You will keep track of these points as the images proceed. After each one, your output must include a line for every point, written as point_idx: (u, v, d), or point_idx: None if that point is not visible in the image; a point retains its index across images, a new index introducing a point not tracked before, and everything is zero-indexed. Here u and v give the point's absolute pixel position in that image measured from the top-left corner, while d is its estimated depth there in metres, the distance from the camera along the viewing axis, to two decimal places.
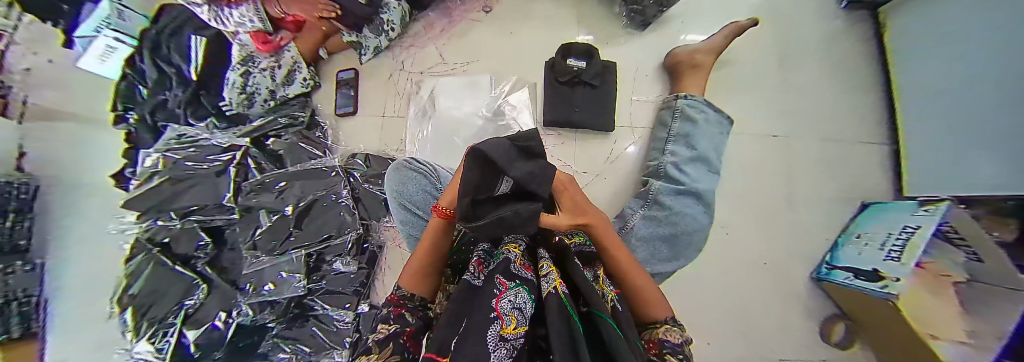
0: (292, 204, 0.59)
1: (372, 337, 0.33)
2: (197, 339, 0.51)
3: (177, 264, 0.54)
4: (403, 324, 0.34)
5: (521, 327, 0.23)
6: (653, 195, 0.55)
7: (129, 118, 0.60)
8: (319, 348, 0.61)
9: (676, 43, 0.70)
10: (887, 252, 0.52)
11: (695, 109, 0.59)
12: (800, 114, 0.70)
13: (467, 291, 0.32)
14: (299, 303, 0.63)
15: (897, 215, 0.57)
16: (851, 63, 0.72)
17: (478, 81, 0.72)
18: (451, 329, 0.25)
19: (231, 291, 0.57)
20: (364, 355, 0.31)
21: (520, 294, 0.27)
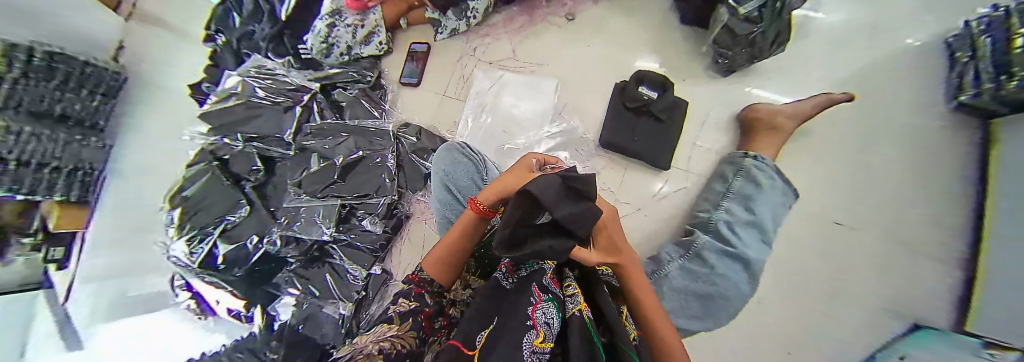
0: (343, 155, 0.62)
1: (393, 309, 0.33)
2: (227, 253, 0.55)
3: (228, 181, 0.58)
4: (421, 303, 0.34)
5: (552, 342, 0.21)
6: (696, 248, 0.52)
7: (216, 39, 0.74)
8: (326, 294, 0.62)
9: (752, 96, 0.67)
10: None
11: (763, 173, 0.54)
12: (874, 202, 0.61)
13: (494, 288, 0.30)
14: (321, 247, 0.65)
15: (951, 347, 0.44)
16: (944, 156, 0.58)
17: (543, 86, 0.73)
18: (477, 326, 0.23)
19: (267, 220, 0.58)
20: (385, 324, 0.31)
21: (550, 307, 0.24)
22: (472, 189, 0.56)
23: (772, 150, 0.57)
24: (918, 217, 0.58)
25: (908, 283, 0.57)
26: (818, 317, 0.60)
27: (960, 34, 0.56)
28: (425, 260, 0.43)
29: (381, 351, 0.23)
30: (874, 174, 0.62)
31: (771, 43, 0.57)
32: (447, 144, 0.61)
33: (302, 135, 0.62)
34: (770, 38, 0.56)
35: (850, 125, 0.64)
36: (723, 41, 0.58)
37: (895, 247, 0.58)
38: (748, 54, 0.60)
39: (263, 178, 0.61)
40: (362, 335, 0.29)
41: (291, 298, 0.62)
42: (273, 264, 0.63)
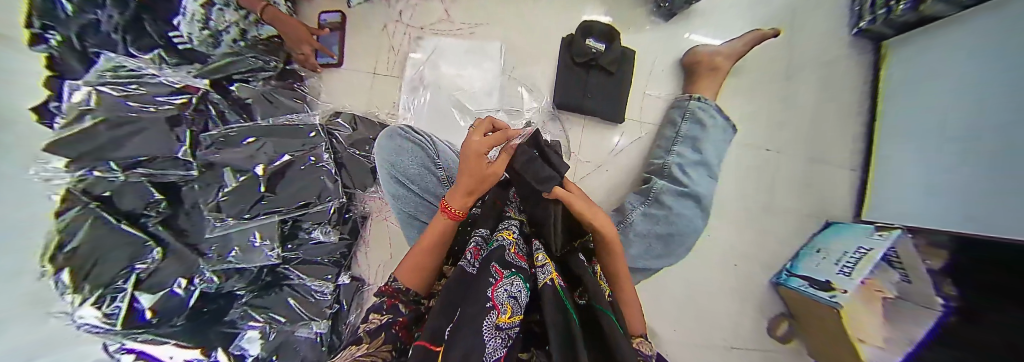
0: (265, 163, 0.51)
1: (359, 328, 0.30)
2: (152, 305, 0.43)
3: (121, 222, 0.43)
4: (395, 314, 0.32)
5: (517, 315, 0.23)
6: (654, 193, 0.55)
7: (50, 40, 0.38)
8: (294, 318, 0.58)
9: (694, 36, 0.67)
10: (841, 267, 0.53)
11: (706, 112, 0.57)
12: (797, 123, 0.68)
13: (460, 276, 0.28)
14: (272, 271, 0.60)
15: (850, 237, 0.57)
16: (851, 75, 0.67)
17: (486, 49, 0.66)
18: (446, 316, 0.23)
19: (190, 255, 0.49)
20: (353, 345, 0.28)
21: (516, 283, 0.25)
22: (426, 178, 0.52)
23: (713, 90, 0.60)
24: (835, 131, 0.67)
25: (822, 189, 0.67)
26: (757, 233, 0.68)
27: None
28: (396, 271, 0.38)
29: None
30: (800, 98, 0.68)
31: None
32: (389, 131, 0.53)
33: (204, 149, 0.50)
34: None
35: (785, 54, 0.68)
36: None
37: (813, 160, 0.67)
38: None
39: (168, 210, 0.49)
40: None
41: (254, 331, 0.56)
42: (220, 301, 0.55)
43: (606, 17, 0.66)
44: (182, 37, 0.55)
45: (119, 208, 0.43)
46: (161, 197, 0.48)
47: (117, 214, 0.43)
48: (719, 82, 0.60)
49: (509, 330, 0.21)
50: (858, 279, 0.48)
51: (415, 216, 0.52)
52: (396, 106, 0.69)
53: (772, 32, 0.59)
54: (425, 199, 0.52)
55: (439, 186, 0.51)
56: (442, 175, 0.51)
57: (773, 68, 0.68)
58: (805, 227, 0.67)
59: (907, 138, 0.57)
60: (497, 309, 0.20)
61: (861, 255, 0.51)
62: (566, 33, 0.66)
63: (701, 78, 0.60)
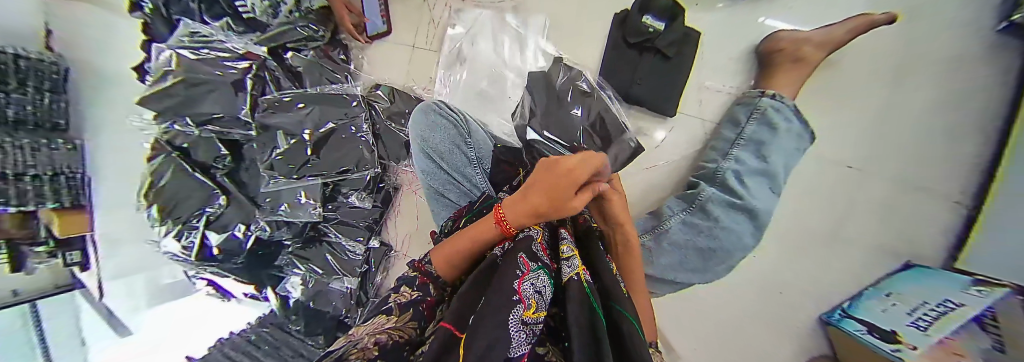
0: (310, 129, 0.55)
1: (391, 301, 0.32)
2: (219, 244, 0.54)
3: (196, 172, 0.54)
4: (425, 292, 0.32)
5: (543, 311, 0.19)
6: (700, 201, 0.50)
7: (144, 7, 0.54)
8: (329, 272, 0.64)
9: (777, 19, 0.56)
10: (915, 318, 0.43)
11: (779, 114, 0.49)
12: (898, 137, 0.55)
13: (486, 268, 0.27)
14: (314, 227, 0.64)
15: (942, 285, 0.46)
16: None
17: (532, 23, 0.62)
18: (466, 310, 0.19)
19: (248, 207, 0.56)
20: (385, 314, 0.29)
21: (542, 277, 0.22)
22: (455, 155, 0.51)
23: (792, 87, 0.51)
24: (945, 150, 0.53)
25: (911, 218, 0.55)
26: (814, 258, 0.60)
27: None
28: (428, 255, 0.39)
29: (377, 342, 0.22)
30: (911, 107, 0.54)
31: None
32: (423, 105, 0.53)
33: (259, 112, 0.53)
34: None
35: (895, 47, 0.54)
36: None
37: (905, 186, 0.56)
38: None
39: (232, 164, 0.56)
40: (358, 327, 0.28)
41: (297, 278, 0.64)
42: (273, 248, 0.62)
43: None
44: (246, 7, 0.58)
45: (202, 162, 0.54)
46: (226, 153, 0.55)
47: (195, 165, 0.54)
48: (803, 79, 0.50)
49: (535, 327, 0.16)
50: (937, 337, 0.37)
51: (442, 193, 0.52)
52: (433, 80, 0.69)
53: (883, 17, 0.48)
54: (452, 176, 0.51)
55: (466, 165, 0.51)
56: (471, 154, 0.51)
57: (875, 63, 0.55)
58: (877, 260, 0.57)
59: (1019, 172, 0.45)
60: (525, 301, 0.16)
61: (948, 309, 0.41)
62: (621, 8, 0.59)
63: (779, 72, 0.51)
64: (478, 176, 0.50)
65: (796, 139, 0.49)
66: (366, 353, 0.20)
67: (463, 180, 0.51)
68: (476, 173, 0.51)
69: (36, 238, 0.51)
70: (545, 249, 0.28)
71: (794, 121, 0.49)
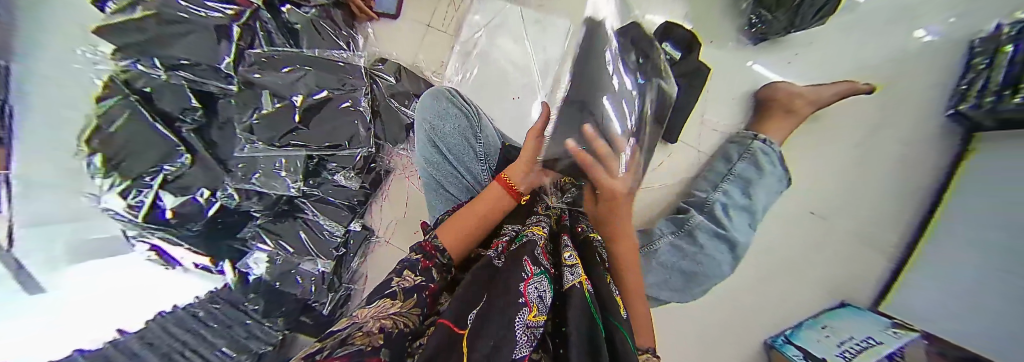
0: (303, 94, 0.51)
1: (393, 284, 0.31)
2: (175, 207, 0.45)
3: (157, 122, 0.44)
4: (427, 279, 0.32)
5: (543, 315, 0.23)
6: (689, 227, 0.54)
7: None
8: (301, 252, 0.60)
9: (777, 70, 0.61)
10: (841, 350, 0.53)
11: (768, 159, 0.54)
12: (846, 192, 0.65)
13: (488, 265, 0.32)
14: (289, 201, 0.59)
15: (862, 324, 0.58)
16: (925, 159, 0.62)
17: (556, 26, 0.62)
18: (471, 301, 0.25)
19: (219, 172, 0.49)
20: (388, 298, 0.28)
21: (543, 283, 0.27)
22: (463, 148, 0.50)
23: (782, 133, 0.55)
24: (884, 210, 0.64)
25: (849, 261, 0.66)
26: (769, 287, 0.68)
27: (988, 36, 0.57)
28: (436, 231, 0.43)
29: (382, 329, 0.22)
30: None
31: (815, 14, 0.51)
32: (435, 90, 0.51)
33: (244, 66, 0.48)
34: (823, 5, 0.50)
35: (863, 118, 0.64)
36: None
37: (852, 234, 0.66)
38: (818, 11, 0.50)
39: (202, 119, 0.48)
40: (362, 309, 0.27)
41: (262, 254, 0.58)
42: (237, 217, 0.54)
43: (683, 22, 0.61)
44: None
45: (163, 110, 0.44)
46: (196, 105, 0.47)
47: (153, 111, 0.44)
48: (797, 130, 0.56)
49: (535, 328, 0.22)
50: None
51: (442, 185, 0.50)
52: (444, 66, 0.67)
53: (863, 86, 0.56)
54: (456, 169, 0.50)
55: (474, 160, 0.50)
56: (480, 150, 0.50)
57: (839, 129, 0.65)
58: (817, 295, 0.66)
59: (954, 237, 0.55)
60: (526, 306, 0.22)
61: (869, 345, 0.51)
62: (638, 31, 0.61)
63: (773, 118, 0.56)
64: (482, 170, 0.49)
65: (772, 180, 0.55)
66: (370, 340, 0.20)
67: (467, 175, 0.49)
68: (482, 169, 0.50)
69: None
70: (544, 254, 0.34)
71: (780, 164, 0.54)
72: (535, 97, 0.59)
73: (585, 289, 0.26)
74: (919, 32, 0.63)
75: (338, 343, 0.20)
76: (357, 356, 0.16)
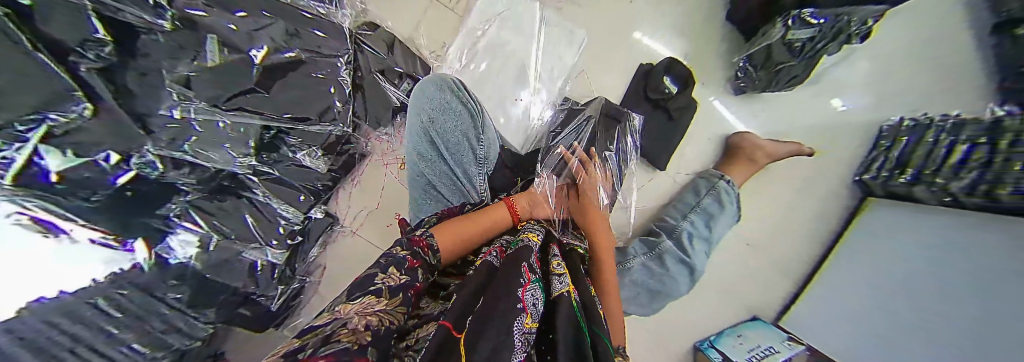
0: (268, 49, 0.43)
1: (376, 280, 0.29)
2: (61, 169, 0.32)
3: (42, 52, 0.25)
4: (414, 277, 0.32)
5: (534, 323, 0.29)
6: (659, 250, 0.58)
7: None
8: (246, 239, 0.54)
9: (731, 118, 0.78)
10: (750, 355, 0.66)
11: (728, 198, 0.60)
12: (770, 230, 0.81)
13: (486, 268, 0.36)
14: (230, 175, 0.52)
15: (765, 334, 0.72)
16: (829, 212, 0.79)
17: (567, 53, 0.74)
18: (470, 307, 0.27)
19: (137, 133, 0.37)
20: (372, 295, 0.27)
21: (536, 293, 0.32)
22: (463, 149, 0.50)
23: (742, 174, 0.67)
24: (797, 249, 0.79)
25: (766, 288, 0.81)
26: (704, 302, 0.80)
27: (892, 125, 0.72)
28: (433, 226, 0.44)
29: (369, 324, 0.21)
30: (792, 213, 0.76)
31: (787, 82, 0.69)
32: (439, 77, 0.49)
33: None
34: (793, 74, 0.67)
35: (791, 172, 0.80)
36: (757, 60, 0.67)
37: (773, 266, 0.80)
38: (788, 80, 0.69)
39: (112, 58, 0.32)
40: (345, 304, 0.26)
41: (190, 235, 0.49)
42: (157, 186, 0.44)
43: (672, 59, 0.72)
44: None
45: (48, 35, 0.26)
46: (106, 37, 0.30)
47: (32, 36, 0.25)
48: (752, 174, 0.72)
49: (529, 335, 0.26)
50: None
51: (434, 183, 0.49)
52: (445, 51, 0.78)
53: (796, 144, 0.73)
54: (452, 169, 0.50)
55: (472, 164, 0.50)
56: (480, 154, 0.50)
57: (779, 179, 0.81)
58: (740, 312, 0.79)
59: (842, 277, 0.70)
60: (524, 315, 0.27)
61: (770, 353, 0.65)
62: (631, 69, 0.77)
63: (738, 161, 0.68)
64: (480, 176, 0.51)
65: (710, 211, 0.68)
66: (358, 337, 0.19)
67: (463, 176, 0.50)
68: (478, 173, 0.51)
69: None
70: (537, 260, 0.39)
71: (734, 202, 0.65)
72: (537, 102, 0.72)
73: (571, 299, 0.32)
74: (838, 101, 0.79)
75: (321, 338, 0.19)
76: (343, 354, 0.16)
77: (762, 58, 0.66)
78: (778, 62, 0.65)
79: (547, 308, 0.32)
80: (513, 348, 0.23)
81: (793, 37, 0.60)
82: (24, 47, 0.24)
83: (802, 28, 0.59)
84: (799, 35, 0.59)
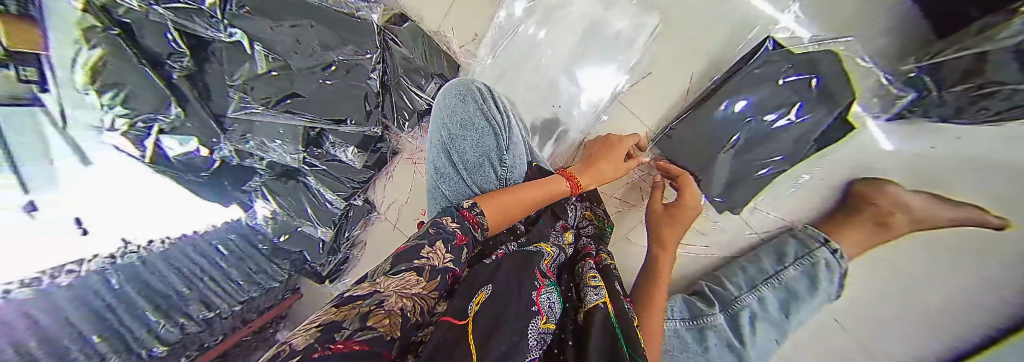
0: (301, 55, 0.42)
1: (422, 254, 0.32)
2: (178, 157, 0.45)
3: (146, 67, 0.34)
4: (453, 261, 0.34)
5: (552, 323, 0.32)
6: (705, 322, 0.61)
7: None
8: (304, 218, 0.68)
9: (855, 160, 0.59)
10: None
11: (829, 273, 0.58)
12: None
13: (483, 267, 0.36)
14: (292, 167, 0.63)
15: None
16: None
17: (613, 61, 0.69)
18: (466, 297, 0.29)
19: (212, 130, 0.45)
20: (412, 271, 0.30)
21: (552, 296, 0.36)
22: (484, 170, 0.49)
23: (854, 243, 0.58)
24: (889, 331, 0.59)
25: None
26: None
27: None
28: (473, 198, 0.45)
29: (402, 308, 0.24)
30: None
31: (992, 113, 0.44)
32: (461, 85, 0.50)
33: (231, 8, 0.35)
34: (1007, 105, 0.41)
35: (898, 247, 0.57)
36: (948, 76, 0.44)
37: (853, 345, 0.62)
38: (1001, 111, 0.43)
39: (192, 67, 0.38)
40: (387, 277, 0.28)
41: (265, 207, 0.66)
42: (240, 168, 0.56)
43: (774, 52, 0.56)
44: None
45: (146, 50, 0.33)
46: (184, 50, 0.36)
47: (139, 53, 0.33)
48: (874, 240, 0.58)
49: (544, 334, 0.30)
50: None
51: (449, 200, 0.48)
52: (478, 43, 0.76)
53: (972, 208, 0.51)
54: (471, 190, 0.48)
55: (491, 185, 0.48)
56: (502, 176, 0.48)
57: (880, 260, 0.59)
58: None
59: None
60: (538, 315, 0.30)
61: None
62: (699, 83, 0.67)
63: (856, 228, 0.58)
64: None
65: (792, 284, 0.58)
66: (393, 317, 0.23)
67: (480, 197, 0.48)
68: None
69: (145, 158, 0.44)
70: (548, 270, 0.41)
71: (836, 278, 0.58)
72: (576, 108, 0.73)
73: (606, 309, 0.35)
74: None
75: (360, 318, 0.21)
76: (376, 345, 0.18)
77: (959, 71, 0.42)
78: (995, 81, 0.39)
79: (568, 319, 0.36)
80: (528, 348, 0.26)
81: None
82: (134, 62, 0.33)
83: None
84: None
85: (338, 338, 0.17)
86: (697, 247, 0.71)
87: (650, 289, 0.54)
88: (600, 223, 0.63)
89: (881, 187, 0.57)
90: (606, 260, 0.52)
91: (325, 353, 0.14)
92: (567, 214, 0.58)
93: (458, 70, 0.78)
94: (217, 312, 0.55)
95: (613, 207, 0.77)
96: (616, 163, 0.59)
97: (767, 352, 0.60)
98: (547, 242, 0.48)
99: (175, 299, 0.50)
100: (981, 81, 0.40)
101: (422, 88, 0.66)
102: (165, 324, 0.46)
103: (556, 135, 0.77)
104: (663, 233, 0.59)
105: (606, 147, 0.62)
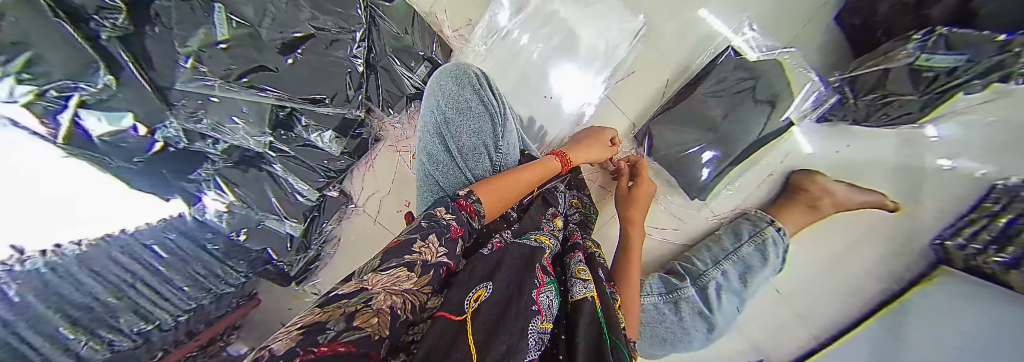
0: (271, 22, 0.38)
1: (414, 249, 0.30)
2: (104, 134, 0.36)
3: (65, 22, 0.23)
4: (448, 253, 0.33)
5: (550, 322, 0.31)
6: (677, 295, 0.67)
7: None
8: (269, 210, 0.62)
9: (791, 150, 0.70)
10: None
11: (776, 246, 0.67)
12: None
13: (484, 257, 0.37)
14: (256, 154, 0.57)
15: None
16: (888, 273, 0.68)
17: (598, 56, 0.72)
18: (465, 293, 0.28)
19: (161, 107, 0.36)
20: (404, 267, 0.28)
21: (550, 293, 0.35)
22: (479, 156, 0.49)
23: (794, 220, 0.67)
24: (826, 298, 0.68)
25: (782, 333, 0.72)
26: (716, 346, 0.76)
27: None
28: (470, 186, 0.45)
29: (391, 306, 0.22)
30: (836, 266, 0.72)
31: (891, 118, 0.54)
32: (456, 72, 0.49)
33: None
34: (902, 111, 0.52)
35: (824, 226, 0.69)
36: (862, 86, 0.54)
37: (796, 312, 0.71)
38: (895, 116, 0.54)
39: (129, 27, 0.28)
40: (375, 273, 0.26)
41: (215, 195, 0.57)
42: (189, 151, 0.48)
43: (735, 57, 0.65)
44: None
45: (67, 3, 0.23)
46: (119, 4, 0.25)
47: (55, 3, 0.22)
48: (808, 220, 0.67)
49: (545, 335, 0.29)
50: None
51: (442, 186, 0.47)
52: (470, 29, 0.76)
53: (877, 194, 0.63)
54: (466, 176, 0.47)
55: (486, 172, 0.48)
56: (496, 161, 0.48)
57: (813, 236, 0.70)
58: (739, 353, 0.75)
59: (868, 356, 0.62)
60: (538, 315, 0.29)
61: None
62: (673, 80, 0.73)
63: (797, 208, 0.67)
64: None
65: (748, 257, 0.66)
66: (383, 317, 0.21)
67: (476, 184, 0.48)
68: None
69: (51, 141, 0.35)
70: (547, 262, 0.42)
71: (781, 253, 0.67)
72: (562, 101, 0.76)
73: (593, 303, 0.36)
74: (944, 159, 0.61)
75: (346, 317, 0.19)
76: (361, 346, 0.17)
77: (869, 82, 0.52)
78: (892, 91, 0.49)
79: (563, 308, 0.36)
80: (530, 346, 0.25)
81: (925, 64, 0.44)
82: (52, 15, 0.22)
83: (944, 53, 0.42)
84: (942, 62, 0.42)
85: (322, 340, 0.16)
86: (667, 230, 0.78)
87: (621, 268, 0.57)
88: (586, 209, 0.65)
89: (813, 177, 0.66)
90: (591, 248, 0.54)
91: (309, 357, 0.13)
92: (557, 201, 0.60)
93: (449, 54, 0.76)
94: (155, 324, 0.47)
95: (595, 195, 0.80)
96: (595, 148, 0.62)
97: (730, 320, 0.67)
98: (540, 230, 0.49)
99: (99, 310, 0.41)
100: (885, 92, 0.51)
101: (411, 70, 0.66)
102: (89, 342, 0.38)
103: (544, 126, 0.77)
104: (628, 212, 0.63)
105: (591, 139, 0.65)
